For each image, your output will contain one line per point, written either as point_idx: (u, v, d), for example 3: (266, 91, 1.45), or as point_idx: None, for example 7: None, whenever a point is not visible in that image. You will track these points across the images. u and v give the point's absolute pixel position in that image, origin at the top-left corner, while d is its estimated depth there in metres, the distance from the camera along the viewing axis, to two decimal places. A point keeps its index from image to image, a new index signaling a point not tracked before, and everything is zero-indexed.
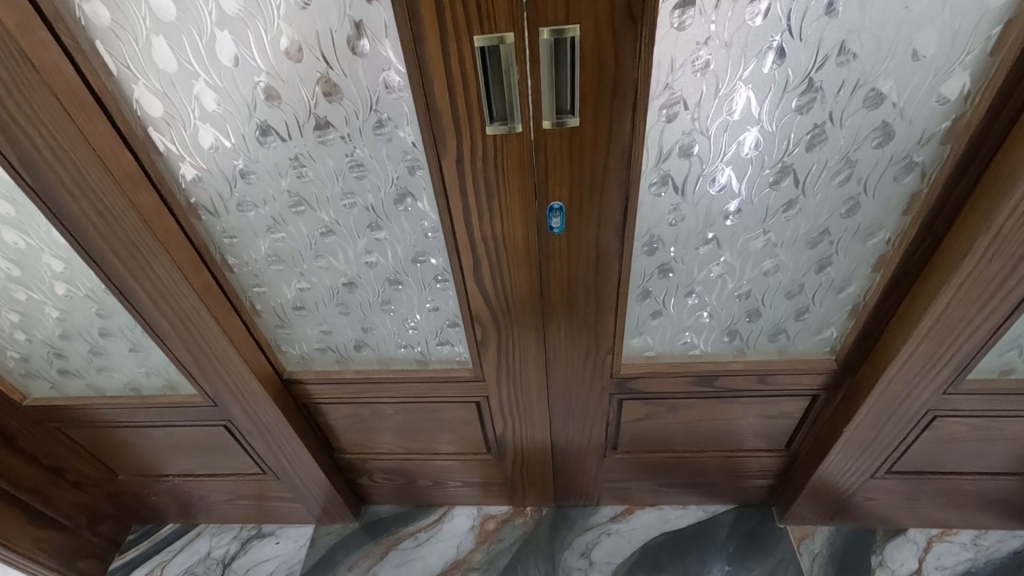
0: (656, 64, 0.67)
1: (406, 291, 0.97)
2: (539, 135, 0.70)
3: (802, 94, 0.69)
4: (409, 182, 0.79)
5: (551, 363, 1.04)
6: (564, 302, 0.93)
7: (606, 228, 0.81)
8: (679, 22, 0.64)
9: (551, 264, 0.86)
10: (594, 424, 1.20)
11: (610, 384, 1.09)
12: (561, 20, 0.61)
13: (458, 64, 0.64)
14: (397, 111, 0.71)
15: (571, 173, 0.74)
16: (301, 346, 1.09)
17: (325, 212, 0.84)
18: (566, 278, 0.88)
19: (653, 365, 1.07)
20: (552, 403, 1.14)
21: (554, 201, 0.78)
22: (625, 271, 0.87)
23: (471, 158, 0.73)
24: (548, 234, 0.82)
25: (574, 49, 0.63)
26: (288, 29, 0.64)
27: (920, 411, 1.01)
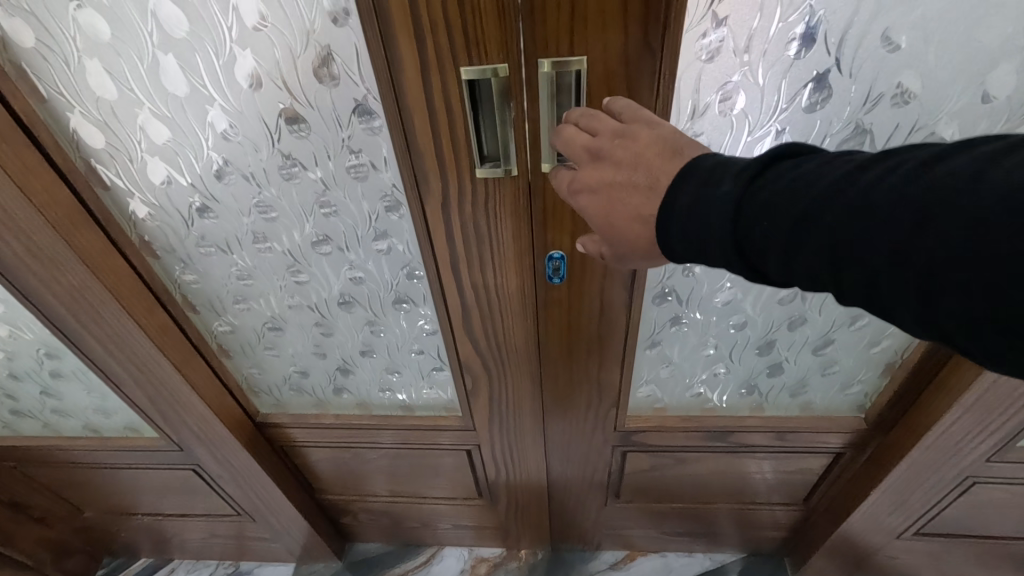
0: (676, 102, 0.56)
1: (388, 336, 0.87)
2: (538, 180, 0.60)
3: (846, 138, 0.58)
4: (390, 225, 0.70)
5: (549, 416, 0.94)
6: (564, 355, 0.83)
7: (613, 279, 0.71)
8: (705, 54, 0.53)
9: (549, 314, 0.76)
10: (595, 473, 1.11)
11: (613, 436, 0.99)
12: (564, 51, 0.51)
13: (443, 99, 0.54)
14: (373, 147, 0.61)
15: (574, 220, 0.64)
16: (276, 388, 1.00)
17: (296, 254, 0.75)
18: (567, 330, 0.79)
19: (661, 418, 0.98)
20: (549, 454, 1.04)
21: (554, 250, 0.68)
22: (633, 324, 0.77)
23: (459, 203, 0.63)
24: (548, 284, 0.72)
25: (581, 83, 0.53)
26: (242, 54, 0.54)
27: (957, 477, 0.91)
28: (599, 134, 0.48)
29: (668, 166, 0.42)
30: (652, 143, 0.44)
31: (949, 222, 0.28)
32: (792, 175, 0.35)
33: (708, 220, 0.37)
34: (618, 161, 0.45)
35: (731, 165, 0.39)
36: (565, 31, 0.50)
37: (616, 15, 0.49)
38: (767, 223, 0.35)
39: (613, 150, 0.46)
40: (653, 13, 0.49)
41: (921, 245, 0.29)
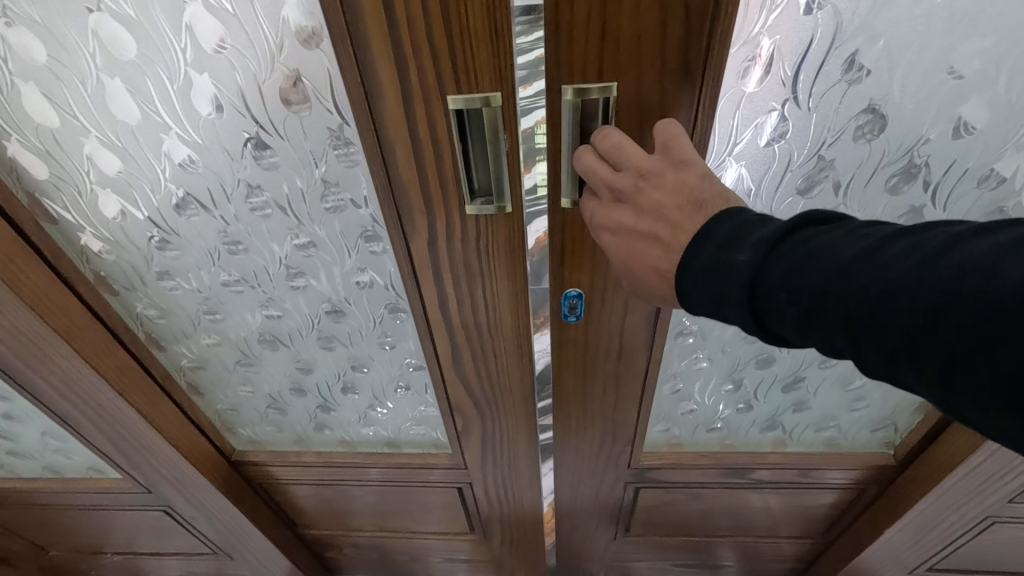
0: (716, 129, 0.50)
1: (372, 374, 0.80)
2: (557, 217, 0.55)
3: (898, 170, 0.53)
4: (371, 261, 0.63)
5: (558, 455, 0.88)
6: (581, 394, 0.77)
7: (632, 317, 0.65)
8: (747, 78, 0.48)
9: (562, 353, 0.70)
10: (604, 509, 1.05)
11: (625, 473, 0.93)
12: (593, 77, 0.46)
13: (428, 130, 0.48)
14: (351, 180, 0.55)
15: (593, 257, 0.58)
16: (254, 427, 0.93)
17: (270, 292, 0.68)
18: (586, 370, 0.73)
19: (678, 454, 0.92)
20: (558, 491, 0.98)
21: (572, 288, 0.62)
22: (653, 363, 0.72)
23: (448, 241, 0.57)
24: (565, 323, 0.66)
25: (611, 112, 0.47)
26: (199, 77, 0.48)
27: (977, 516, 0.86)
28: (623, 173, 0.44)
29: (690, 220, 0.39)
30: (683, 189, 0.40)
31: (985, 322, 0.24)
32: (810, 243, 0.31)
33: (725, 284, 0.34)
34: (642, 208, 0.42)
35: (746, 230, 0.35)
36: (594, 57, 0.45)
37: (654, 36, 0.43)
38: (780, 296, 0.31)
39: (639, 195, 0.43)
40: (695, 35, 0.43)
41: (954, 341, 0.25)
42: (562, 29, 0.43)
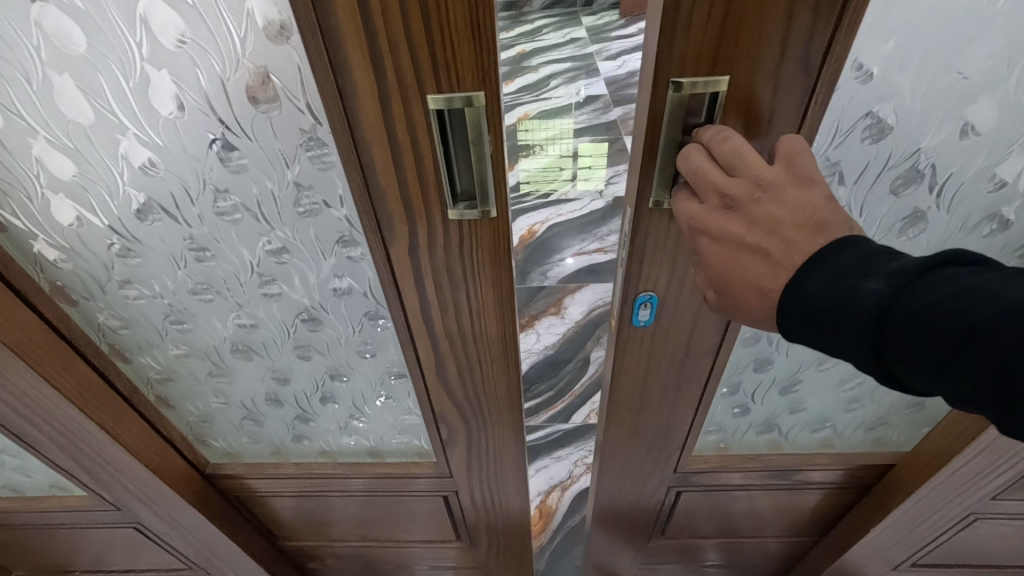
0: (824, 122, 0.48)
1: (351, 384, 0.77)
2: (646, 219, 0.53)
3: (997, 168, 0.52)
4: (349, 268, 0.60)
5: (604, 463, 0.86)
6: (637, 400, 0.74)
7: (705, 322, 0.64)
8: (863, 71, 0.45)
9: (626, 360, 0.68)
10: (642, 518, 1.02)
11: (669, 478, 0.91)
12: (705, 71, 0.44)
13: (406, 131, 0.45)
14: (327, 185, 0.52)
15: (674, 258, 0.56)
16: (228, 439, 0.89)
17: (240, 299, 0.64)
18: (649, 376, 0.71)
19: (725, 458, 0.91)
20: (599, 500, 0.95)
21: (646, 291, 0.60)
22: (717, 367, 0.70)
23: (430, 248, 0.54)
24: (633, 328, 0.64)
25: (719, 107, 0.45)
26: (158, 75, 0.44)
27: (960, 513, 0.87)
28: (738, 179, 0.40)
29: (809, 241, 0.37)
30: (804, 206, 0.38)
31: None
32: (957, 285, 0.32)
33: (847, 313, 0.34)
34: (753, 218, 0.39)
35: (872, 259, 0.35)
36: (709, 49, 0.43)
37: (776, 25, 0.41)
38: (915, 334, 0.32)
39: (753, 206, 0.39)
40: (821, 23, 0.41)
41: None
42: (679, 21, 0.41)
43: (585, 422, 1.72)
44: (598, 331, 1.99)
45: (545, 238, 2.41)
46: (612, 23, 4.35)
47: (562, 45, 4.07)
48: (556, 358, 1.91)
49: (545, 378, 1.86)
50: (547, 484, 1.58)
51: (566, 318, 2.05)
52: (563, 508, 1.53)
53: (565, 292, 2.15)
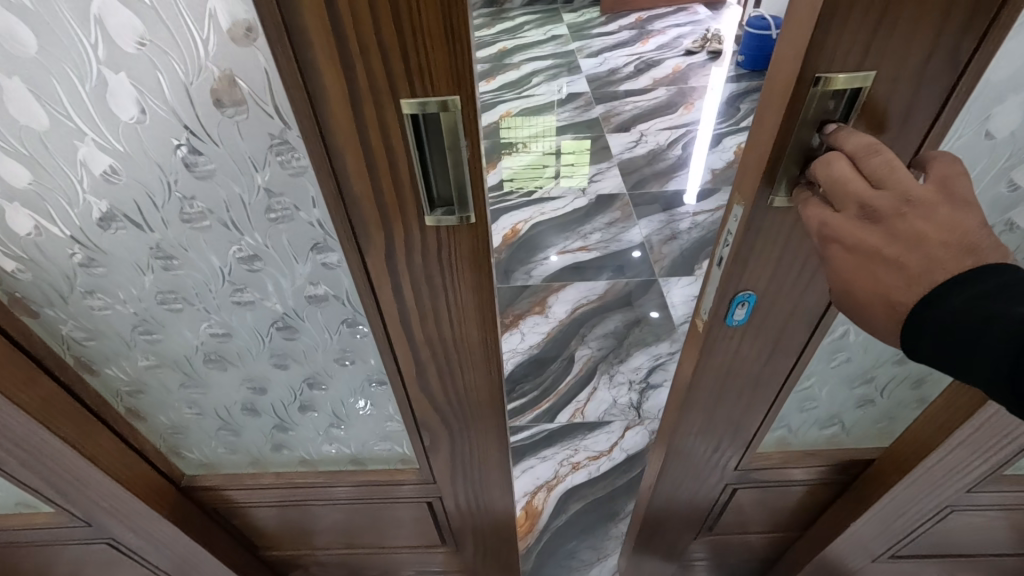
0: (961, 116, 0.48)
1: (330, 393, 0.75)
2: (762, 219, 0.52)
3: None
4: (324, 276, 0.58)
5: (670, 461, 0.86)
6: (713, 398, 0.75)
7: (798, 320, 0.64)
8: (1002, 68, 0.46)
9: (713, 358, 0.68)
10: (692, 514, 1.03)
11: (730, 475, 0.93)
12: (853, 67, 0.43)
13: (380, 137, 0.44)
14: (300, 192, 0.50)
15: (779, 257, 0.56)
16: (204, 450, 0.86)
17: (210, 308, 0.62)
18: (731, 374, 0.71)
19: (786, 455, 0.92)
20: (652, 497, 0.96)
21: (745, 290, 0.60)
22: (800, 363, 0.71)
23: (408, 255, 0.53)
24: (727, 327, 0.64)
25: (857, 106, 0.45)
26: (116, 77, 0.42)
27: (937, 506, 0.89)
28: (882, 192, 0.39)
29: (956, 261, 0.38)
30: (955, 228, 0.38)
31: None
32: None
33: (984, 338, 0.36)
34: (896, 233, 0.39)
35: (1013, 284, 0.36)
36: (858, 46, 0.42)
37: (931, 24, 0.41)
38: None
39: (896, 219, 0.39)
40: (976, 21, 0.41)
41: None
42: (837, 17, 0.40)
43: (569, 422, 1.72)
44: (581, 331, 1.99)
45: (528, 237, 2.41)
46: (592, 20, 4.35)
47: (541, 42, 4.06)
48: (542, 357, 1.91)
49: (530, 377, 1.85)
50: (532, 484, 1.58)
51: (550, 318, 2.05)
52: (548, 508, 1.52)
53: (548, 290, 2.16)
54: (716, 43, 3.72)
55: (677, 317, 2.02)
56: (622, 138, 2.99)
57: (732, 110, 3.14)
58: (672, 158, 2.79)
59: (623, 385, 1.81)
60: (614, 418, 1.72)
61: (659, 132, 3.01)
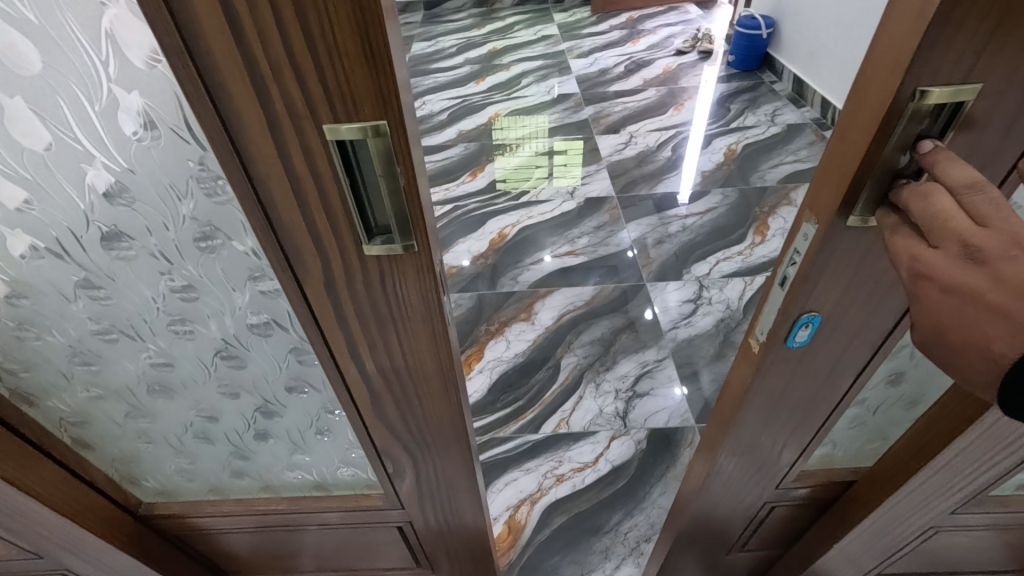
0: None
1: (286, 421, 0.72)
2: (837, 239, 0.48)
3: None
4: (266, 305, 0.55)
5: (712, 480, 0.84)
6: (761, 419, 0.72)
7: (862, 340, 0.61)
8: None
9: (769, 380, 0.64)
10: (727, 533, 1.00)
11: (770, 493, 0.90)
12: (958, 80, 0.38)
13: (306, 165, 0.40)
14: (228, 221, 0.47)
15: (851, 278, 0.53)
16: (159, 477, 0.83)
17: (149, 338, 0.59)
18: (785, 396, 0.68)
19: (830, 471, 0.88)
20: (687, 516, 0.93)
21: (810, 312, 0.56)
22: (857, 384, 0.67)
23: (349, 285, 0.50)
24: (786, 349, 0.60)
25: (955, 122, 0.41)
26: (11, 102, 0.39)
27: (922, 527, 0.86)
28: (990, 232, 0.37)
29: None
30: None
31: None
32: None
33: None
34: (1003, 277, 0.37)
35: None
36: (965, 59, 0.37)
37: None
38: None
39: (1006, 264, 0.37)
40: None
41: None
42: (948, 26, 0.36)
43: (554, 433, 1.68)
44: (568, 338, 1.96)
45: (515, 242, 2.38)
46: (583, 20, 4.32)
47: (531, 42, 4.02)
48: (527, 365, 1.88)
49: (515, 387, 1.81)
50: (515, 498, 1.55)
51: (536, 324, 2.02)
52: (531, 522, 1.49)
53: (535, 296, 2.13)
54: (707, 43, 3.70)
55: (664, 323, 1.99)
56: (612, 139, 2.95)
57: (723, 110, 3.11)
58: (661, 160, 2.76)
59: (610, 395, 1.78)
60: (600, 428, 1.69)
61: (649, 133, 2.97)
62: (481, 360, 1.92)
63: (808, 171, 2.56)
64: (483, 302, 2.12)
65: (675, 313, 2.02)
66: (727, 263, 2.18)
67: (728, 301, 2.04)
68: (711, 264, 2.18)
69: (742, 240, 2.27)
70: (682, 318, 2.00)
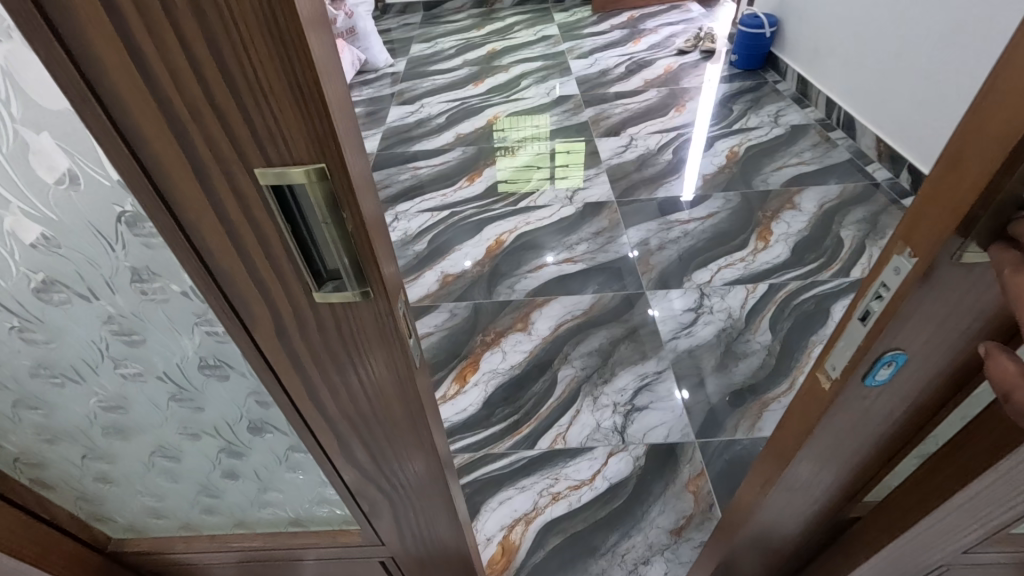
0: None
1: (253, 461, 0.67)
2: (939, 275, 0.44)
3: None
4: (218, 350, 0.50)
5: (765, 505, 0.82)
6: (823, 453, 0.69)
7: (948, 376, 0.56)
8: None
9: (837, 415, 0.61)
10: (773, 555, 0.97)
11: (823, 519, 0.86)
12: None
13: (240, 212, 0.36)
14: (164, 266, 0.42)
15: (944, 316, 0.48)
16: (128, 515, 0.79)
17: (97, 382, 0.55)
18: (854, 432, 0.65)
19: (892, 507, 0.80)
20: (739, 536, 0.92)
21: (894, 351, 0.52)
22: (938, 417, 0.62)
23: (302, 332, 0.45)
24: (863, 389, 0.57)
25: None
26: None
27: (927, 567, 0.81)
28: None
29: None
30: None
31: None
32: None
33: None
34: None
35: None
36: None
37: None
38: None
39: None
40: None
41: None
42: None
43: (550, 449, 1.64)
44: (565, 349, 1.92)
45: (512, 249, 2.33)
46: (584, 20, 4.27)
47: (531, 43, 3.97)
48: (522, 377, 1.84)
49: (510, 400, 1.77)
50: (510, 517, 1.50)
51: (533, 335, 1.97)
52: (526, 543, 1.45)
53: (532, 305, 2.08)
54: (709, 42, 3.63)
55: (664, 333, 1.94)
56: (611, 142, 2.90)
57: (725, 111, 3.05)
58: (662, 163, 2.71)
59: (607, 408, 1.73)
60: (597, 444, 1.64)
61: (649, 136, 2.92)
62: (476, 372, 1.88)
63: (812, 174, 2.50)
64: (479, 311, 2.08)
65: (675, 322, 1.97)
66: (729, 270, 2.12)
67: (730, 310, 1.98)
68: (712, 271, 2.13)
69: (745, 245, 2.22)
70: (682, 327, 1.95)
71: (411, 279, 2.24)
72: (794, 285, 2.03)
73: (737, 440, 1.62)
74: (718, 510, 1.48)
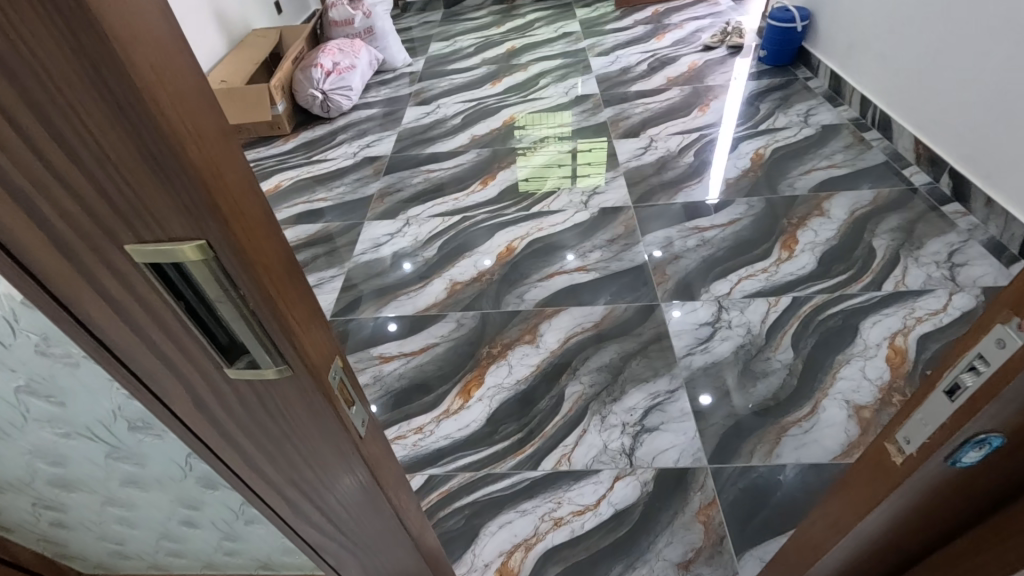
0: None
1: (206, 512, 0.63)
2: None
3: None
4: (139, 413, 0.45)
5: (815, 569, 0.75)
6: (883, 530, 0.61)
7: None
8: None
9: (904, 492, 0.54)
10: None
11: None
12: None
13: (120, 289, 0.31)
14: (58, 334, 0.38)
15: None
16: (94, 554, 0.76)
17: (29, 437, 0.52)
18: (916, 512, 0.56)
19: None
20: None
21: (995, 433, 0.44)
22: None
23: (222, 405, 0.40)
24: (943, 469, 0.49)
25: None
26: None
27: None
28: None
29: None
30: None
31: None
32: None
33: None
34: None
35: None
36: None
37: None
38: None
39: None
40: None
41: None
42: None
43: (554, 470, 1.58)
44: (574, 363, 1.84)
45: (523, 256, 2.27)
46: (607, 16, 4.14)
47: (551, 40, 3.88)
48: (529, 393, 1.78)
49: (515, 418, 1.71)
50: (509, 543, 1.45)
51: (541, 347, 1.91)
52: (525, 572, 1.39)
53: (541, 316, 2.02)
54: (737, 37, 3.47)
55: (678, 349, 1.84)
56: (630, 144, 2.79)
57: (751, 110, 2.90)
58: (683, 166, 2.60)
59: (616, 428, 1.66)
60: (603, 467, 1.57)
61: (670, 137, 2.80)
62: (481, 386, 1.82)
63: (844, 179, 2.35)
64: (487, 321, 2.02)
65: (692, 337, 1.87)
66: (750, 282, 2.01)
67: (749, 325, 1.88)
68: (732, 283, 2.02)
69: (768, 255, 2.10)
70: (698, 342, 1.85)
71: (419, 287, 2.19)
72: (820, 298, 1.91)
73: (753, 467, 1.52)
74: (729, 543, 1.39)
